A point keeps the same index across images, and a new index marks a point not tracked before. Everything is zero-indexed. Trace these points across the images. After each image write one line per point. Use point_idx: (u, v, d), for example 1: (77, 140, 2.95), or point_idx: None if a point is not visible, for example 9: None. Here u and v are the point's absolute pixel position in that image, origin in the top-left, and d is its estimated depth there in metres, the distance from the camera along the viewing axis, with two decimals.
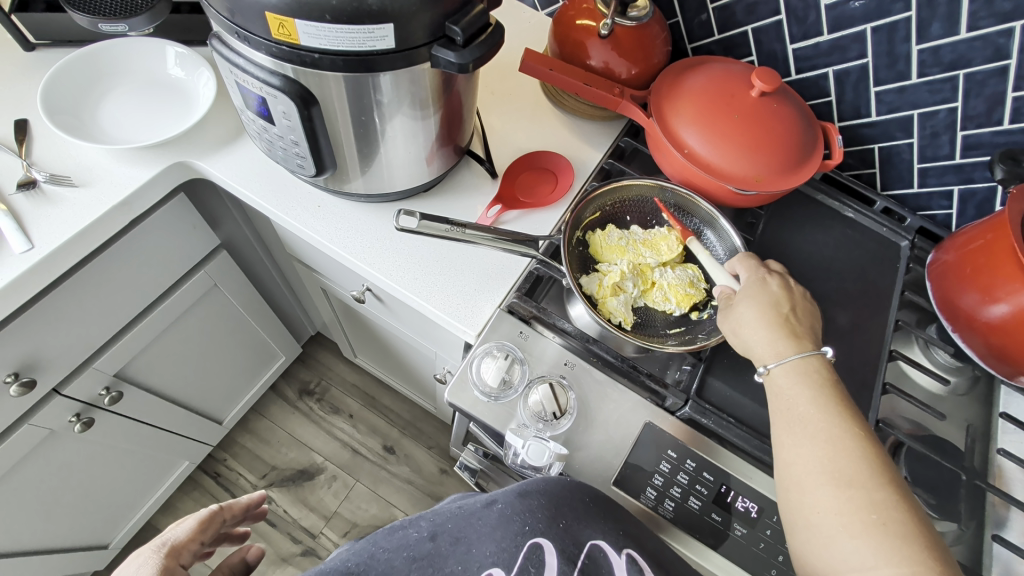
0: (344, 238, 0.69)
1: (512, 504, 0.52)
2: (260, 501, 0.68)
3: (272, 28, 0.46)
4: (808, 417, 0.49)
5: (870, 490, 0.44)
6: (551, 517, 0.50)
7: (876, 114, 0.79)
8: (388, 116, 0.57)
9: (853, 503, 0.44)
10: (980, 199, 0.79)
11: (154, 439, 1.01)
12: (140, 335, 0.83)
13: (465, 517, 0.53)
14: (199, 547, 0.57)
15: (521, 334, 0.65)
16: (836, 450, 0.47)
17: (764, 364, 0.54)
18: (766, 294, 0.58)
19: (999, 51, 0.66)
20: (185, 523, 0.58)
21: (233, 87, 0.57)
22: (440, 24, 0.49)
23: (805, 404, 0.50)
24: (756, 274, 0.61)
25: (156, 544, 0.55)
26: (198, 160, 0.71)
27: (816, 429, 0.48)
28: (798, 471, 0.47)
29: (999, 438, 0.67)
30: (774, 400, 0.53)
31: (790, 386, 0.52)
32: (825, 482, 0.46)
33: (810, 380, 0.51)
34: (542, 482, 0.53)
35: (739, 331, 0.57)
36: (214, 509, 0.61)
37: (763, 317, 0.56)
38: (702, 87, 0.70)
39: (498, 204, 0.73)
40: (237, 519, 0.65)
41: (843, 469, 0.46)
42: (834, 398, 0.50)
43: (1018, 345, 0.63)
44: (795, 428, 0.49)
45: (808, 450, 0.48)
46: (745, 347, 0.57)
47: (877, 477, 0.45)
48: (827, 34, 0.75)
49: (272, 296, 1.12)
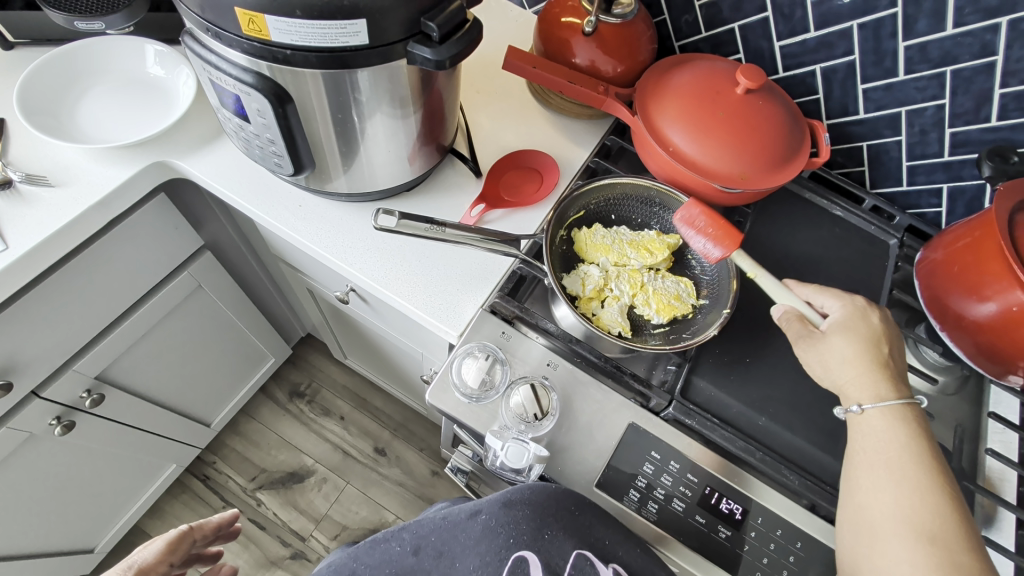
0: (326, 238, 0.68)
1: (497, 515, 0.51)
2: (232, 521, 0.71)
3: (242, 24, 0.45)
4: (896, 464, 0.51)
5: (951, 550, 0.47)
6: (536, 528, 0.50)
7: (864, 111, 0.79)
8: (367, 115, 0.57)
9: (930, 557, 0.47)
10: (969, 196, 0.78)
11: (138, 442, 1.00)
12: (122, 337, 0.82)
13: (449, 529, 0.52)
14: (168, 568, 0.61)
15: (504, 334, 0.64)
16: (922, 504, 0.49)
17: (857, 404, 0.56)
18: (864, 328, 0.59)
19: (985, 47, 0.66)
20: (154, 544, 0.61)
21: (208, 86, 0.56)
22: (416, 19, 0.48)
23: (894, 451, 0.52)
24: (854, 302, 0.61)
25: (123, 568, 0.59)
26: (178, 160, 0.70)
27: (901, 477, 0.50)
28: (879, 516, 0.50)
29: (987, 437, 0.67)
30: (866, 450, 0.53)
31: (884, 428, 0.54)
32: (904, 533, 0.48)
33: (902, 429, 0.53)
34: (525, 490, 0.52)
35: (834, 366, 0.58)
36: (183, 530, 0.64)
37: (865, 358, 0.57)
38: (688, 84, 0.70)
39: (482, 203, 0.72)
40: (208, 538, 0.68)
41: (925, 523, 0.48)
42: (924, 448, 0.52)
43: (1008, 344, 0.62)
44: (881, 473, 0.51)
45: (893, 498, 0.50)
46: (836, 379, 0.58)
47: (958, 538, 0.47)
48: (814, 31, 0.74)
49: (260, 299, 1.12)
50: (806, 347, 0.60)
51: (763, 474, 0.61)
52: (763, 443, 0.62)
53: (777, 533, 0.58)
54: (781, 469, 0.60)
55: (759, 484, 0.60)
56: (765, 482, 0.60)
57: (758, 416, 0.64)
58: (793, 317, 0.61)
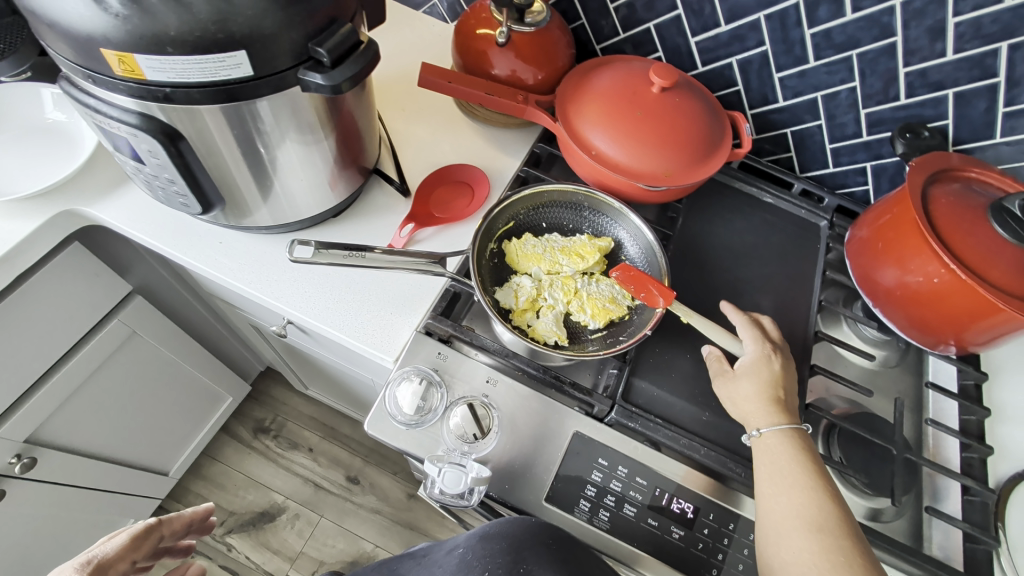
0: (250, 273, 0.66)
1: (473, 548, 0.49)
2: (205, 515, 0.70)
3: (114, 65, 0.43)
4: (786, 468, 0.53)
5: (838, 537, 0.48)
6: (512, 562, 0.47)
7: (783, 99, 0.80)
8: (272, 145, 0.55)
9: (822, 547, 0.47)
10: (891, 172, 0.80)
11: (85, 502, 0.95)
12: (49, 396, 0.79)
13: (428, 565, 0.52)
14: (130, 564, 0.59)
15: (440, 355, 0.62)
16: (808, 498, 0.50)
17: (757, 428, 0.57)
18: (767, 372, 0.60)
19: (884, 29, 0.68)
20: (117, 538, 0.60)
21: (97, 130, 0.54)
22: (304, 46, 0.47)
23: (783, 457, 0.54)
24: (762, 348, 0.62)
25: (82, 561, 0.56)
26: (87, 207, 0.67)
27: (790, 479, 0.52)
28: (777, 518, 0.51)
29: (929, 408, 0.70)
30: (764, 463, 0.55)
31: (773, 440, 0.55)
32: (800, 528, 0.49)
33: (790, 441, 0.55)
34: (504, 524, 0.50)
35: (740, 402, 0.59)
36: (151, 523, 0.63)
37: (767, 397, 0.58)
38: (605, 87, 0.70)
39: (411, 222, 0.70)
40: (179, 533, 0.67)
41: (815, 516, 0.49)
42: (807, 451, 0.54)
43: (934, 315, 0.64)
44: (773, 479, 0.53)
45: (788, 499, 0.51)
46: (741, 410, 0.59)
47: (841, 525, 0.49)
48: (724, 25, 0.76)
49: (208, 338, 1.08)
50: (719, 383, 0.62)
51: (710, 470, 0.61)
52: (709, 439, 0.62)
53: (729, 527, 0.58)
54: (728, 463, 0.60)
55: (708, 481, 0.60)
56: (713, 477, 0.60)
57: (702, 411, 0.64)
58: (715, 358, 0.63)
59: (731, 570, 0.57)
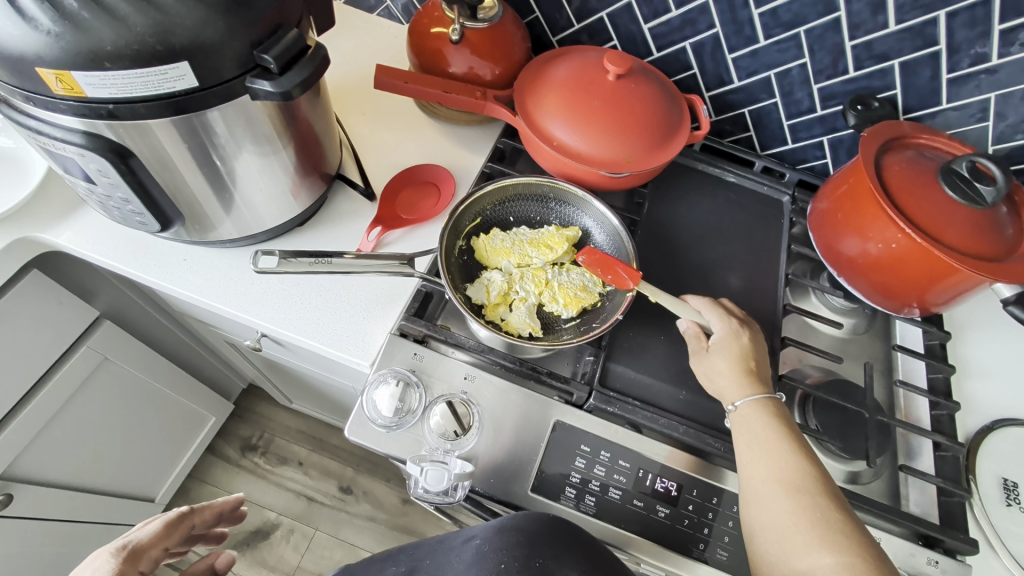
0: (217, 288, 0.65)
1: (491, 540, 0.47)
2: (235, 503, 0.76)
3: (52, 84, 0.43)
4: (762, 435, 0.54)
5: (816, 497, 0.49)
6: (526, 555, 0.44)
7: (738, 79, 0.81)
8: (227, 157, 0.54)
9: (800, 505, 0.48)
10: (848, 145, 0.82)
11: (69, 535, 0.93)
12: (20, 429, 0.77)
13: (443, 553, 0.49)
14: (162, 549, 0.66)
15: (416, 355, 0.62)
16: (784, 461, 0.52)
17: (732, 403, 0.58)
18: (738, 346, 0.61)
19: (828, 5, 0.69)
20: (152, 525, 0.67)
21: (44, 153, 0.52)
22: (250, 53, 0.46)
23: (759, 425, 0.55)
24: (731, 325, 0.63)
25: (120, 545, 0.64)
26: (42, 233, 0.66)
27: (768, 446, 0.53)
28: (757, 482, 0.51)
29: (898, 369, 0.72)
30: (740, 432, 0.56)
31: (749, 410, 0.56)
32: (778, 490, 0.50)
33: (765, 409, 0.56)
34: (522, 518, 0.48)
35: (715, 378, 0.60)
36: (183, 511, 0.70)
37: (739, 371, 0.59)
38: (561, 78, 0.70)
39: (378, 225, 0.70)
40: (210, 521, 0.73)
41: (792, 478, 0.50)
42: (782, 418, 0.56)
43: (896, 279, 0.66)
44: (752, 446, 0.54)
45: (767, 465, 0.52)
46: (715, 386, 0.60)
47: (819, 486, 0.50)
48: (675, 10, 0.77)
49: (185, 359, 1.06)
50: (695, 360, 0.62)
51: (691, 447, 0.62)
52: (688, 417, 0.63)
53: (712, 501, 0.59)
54: (706, 439, 0.61)
55: (689, 458, 0.61)
56: (693, 454, 0.61)
57: (679, 390, 0.65)
58: (693, 335, 0.63)
59: (717, 543, 0.58)
